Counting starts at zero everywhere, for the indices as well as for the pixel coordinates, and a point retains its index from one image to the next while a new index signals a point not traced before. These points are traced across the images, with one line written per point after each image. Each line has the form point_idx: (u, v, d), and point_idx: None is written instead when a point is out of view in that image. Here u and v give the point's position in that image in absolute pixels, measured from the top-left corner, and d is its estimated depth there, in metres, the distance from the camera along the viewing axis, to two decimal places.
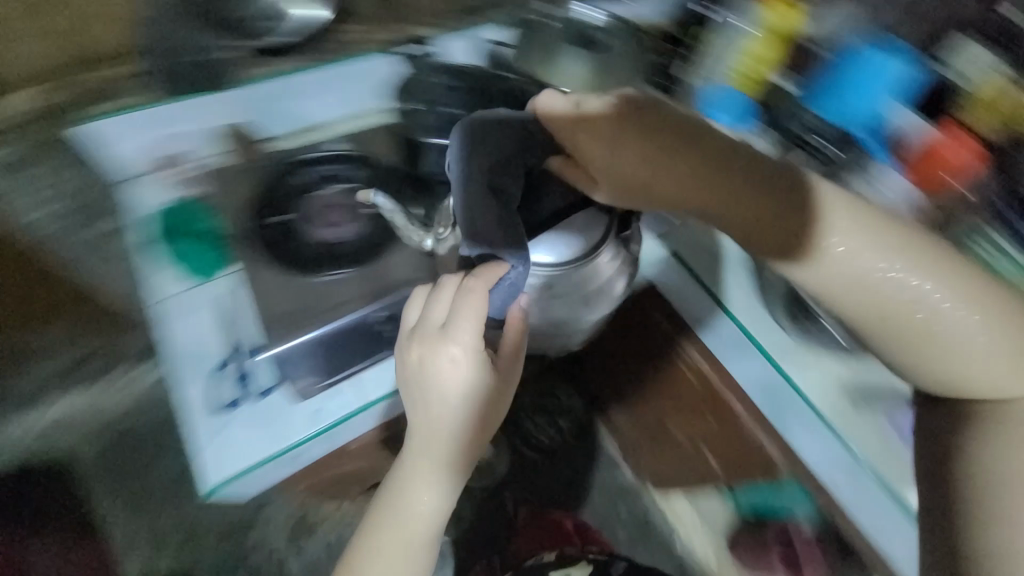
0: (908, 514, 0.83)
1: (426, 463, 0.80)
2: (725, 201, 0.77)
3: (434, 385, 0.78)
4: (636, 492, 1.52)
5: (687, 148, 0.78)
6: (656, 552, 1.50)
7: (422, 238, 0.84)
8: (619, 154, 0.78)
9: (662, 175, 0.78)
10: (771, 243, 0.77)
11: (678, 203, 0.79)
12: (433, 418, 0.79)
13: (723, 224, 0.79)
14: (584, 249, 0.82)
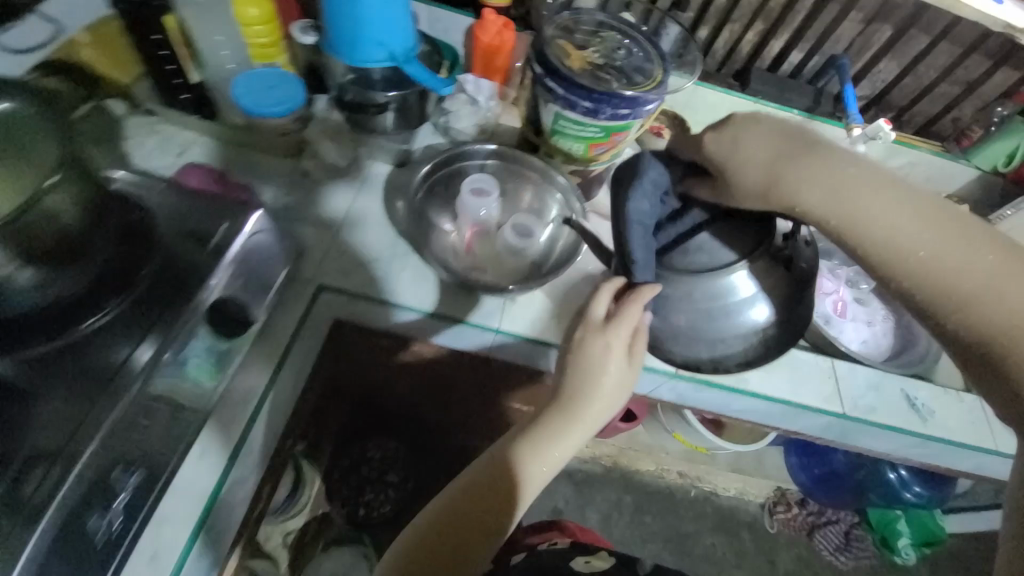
0: (915, 411, 0.77)
1: (479, 511, 0.56)
2: (955, 236, 0.50)
3: (591, 371, 0.60)
4: (583, 507, 1.43)
5: (874, 175, 0.54)
6: (605, 493, 1.45)
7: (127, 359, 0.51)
8: (843, 161, 0.55)
9: (881, 197, 0.53)
10: (949, 272, 0.49)
11: (901, 250, 0.51)
12: (556, 416, 0.59)
13: (946, 266, 0.50)
14: (735, 249, 0.65)
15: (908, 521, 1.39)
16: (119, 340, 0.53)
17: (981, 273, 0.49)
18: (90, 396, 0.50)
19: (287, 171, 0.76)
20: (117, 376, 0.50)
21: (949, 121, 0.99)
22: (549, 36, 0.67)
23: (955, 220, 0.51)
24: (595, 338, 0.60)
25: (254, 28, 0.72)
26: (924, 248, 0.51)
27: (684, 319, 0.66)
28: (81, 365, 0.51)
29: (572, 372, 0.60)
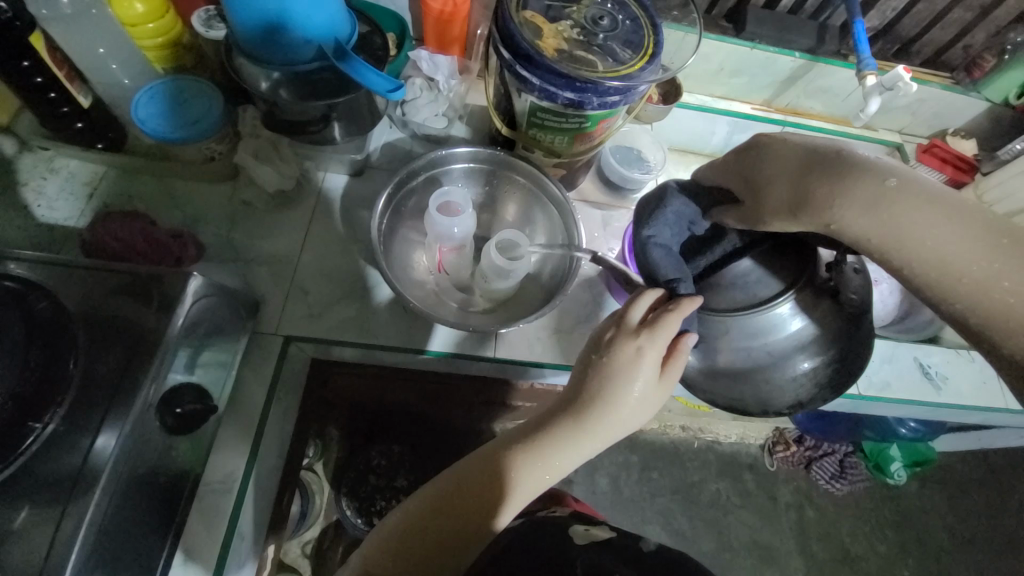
0: (929, 380, 0.75)
1: (445, 520, 0.46)
2: (1021, 262, 0.39)
3: (614, 377, 0.48)
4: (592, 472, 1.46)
5: (918, 188, 0.42)
6: (612, 456, 1.48)
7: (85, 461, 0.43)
8: (881, 172, 0.44)
9: (928, 214, 0.41)
10: (1006, 303, 0.38)
11: (942, 275, 0.41)
12: (563, 430, 0.48)
13: (1002, 296, 0.38)
14: (781, 277, 0.54)
15: (898, 446, 1.45)
16: (71, 443, 0.43)
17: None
18: (57, 508, 0.42)
19: (223, 201, 0.66)
20: (81, 476, 0.42)
21: (960, 49, 0.88)
22: (513, 8, 0.55)
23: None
24: (626, 341, 0.49)
25: (142, 27, 0.59)
26: (977, 268, 0.40)
27: (726, 359, 0.54)
28: (28, 486, 0.42)
29: (597, 369, 0.49)
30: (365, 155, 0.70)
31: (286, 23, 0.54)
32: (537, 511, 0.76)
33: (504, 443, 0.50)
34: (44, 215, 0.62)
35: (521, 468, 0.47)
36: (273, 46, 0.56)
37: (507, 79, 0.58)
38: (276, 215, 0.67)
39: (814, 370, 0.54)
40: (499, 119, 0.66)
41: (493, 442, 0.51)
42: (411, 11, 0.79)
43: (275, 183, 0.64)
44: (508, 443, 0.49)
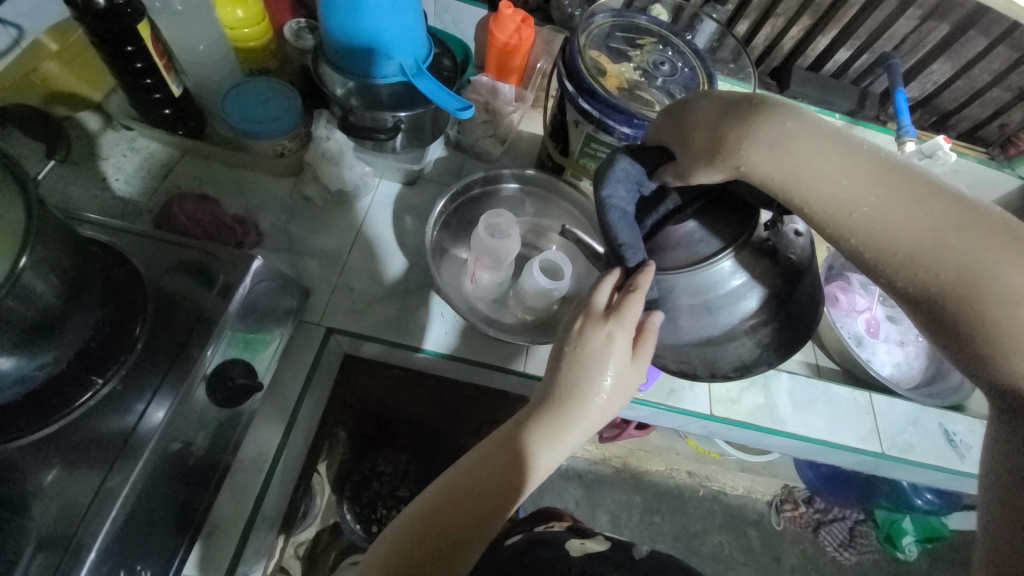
0: (953, 447, 0.74)
1: (444, 527, 0.46)
2: (904, 193, 0.41)
3: (587, 366, 0.48)
4: (594, 507, 1.43)
5: (815, 131, 0.43)
6: (615, 494, 1.45)
7: (135, 423, 0.46)
8: (780, 116, 0.44)
9: (826, 154, 0.43)
10: (895, 235, 0.42)
11: (840, 212, 0.43)
12: (543, 422, 0.48)
13: (888, 227, 0.42)
14: (721, 238, 0.48)
15: (912, 519, 1.39)
16: (123, 405, 0.46)
17: (926, 227, 0.41)
18: (103, 466, 0.44)
19: (285, 194, 0.70)
20: (128, 442, 0.45)
21: (998, 126, 0.91)
22: (581, 47, 0.59)
23: (905, 174, 0.42)
24: (597, 328, 0.48)
25: (240, 31, 0.66)
26: (869, 200, 0.42)
27: (689, 320, 0.50)
28: (81, 440, 0.45)
29: (566, 360, 0.49)
30: (420, 166, 0.74)
31: (375, 41, 0.59)
32: (535, 527, 0.74)
33: (491, 442, 0.49)
34: (122, 188, 0.66)
35: (504, 467, 0.47)
36: (361, 58, 0.60)
37: (569, 107, 0.61)
38: (332, 213, 0.70)
39: (756, 328, 0.50)
40: (552, 145, 0.70)
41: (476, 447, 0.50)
42: (475, 40, 0.85)
43: (338, 182, 0.68)
44: (497, 442, 0.49)
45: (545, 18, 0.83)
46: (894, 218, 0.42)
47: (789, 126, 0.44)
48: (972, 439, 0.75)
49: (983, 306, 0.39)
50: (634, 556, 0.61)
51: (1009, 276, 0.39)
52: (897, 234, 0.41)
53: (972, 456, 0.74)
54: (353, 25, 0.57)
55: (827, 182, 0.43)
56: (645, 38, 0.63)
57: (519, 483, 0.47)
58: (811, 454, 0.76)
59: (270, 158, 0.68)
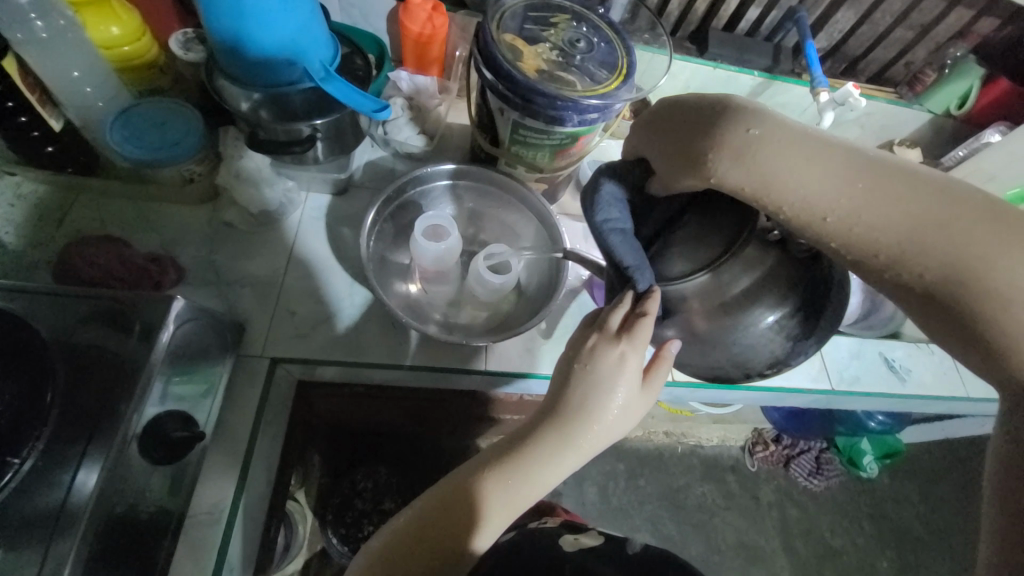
0: (893, 372, 0.80)
1: (440, 536, 0.45)
2: (881, 192, 0.39)
3: (599, 390, 0.47)
4: (580, 481, 1.46)
5: (784, 136, 0.40)
6: (599, 465, 1.49)
7: (66, 493, 0.41)
8: (743, 123, 0.41)
9: (797, 159, 0.40)
10: (879, 236, 0.39)
11: (816, 218, 0.40)
12: (550, 441, 0.46)
13: (868, 228, 0.39)
14: (718, 243, 0.42)
15: (869, 439, 1.50)
16: (49, 480, 0.41)
17: (906, 224, 0.38)
18: (37, 547, 0.40)
19: (203, 223, 0.65)
20: (62, 517, 0.40)
21: (902, 66, 0.97)
22: (494, 32, 0.57)
23: (883, 173, 0.39)
24: (609, 349, 0.46)
25: (119, 50, 0.60)
26: (846, 201, 0.39)
27: (705, 321, 0.44)
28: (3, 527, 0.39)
29: (577, 382, 0.47)
30: (348, 174, 0.70)
31: (275, 49, 0.54)
32: (529, 523, 0.74)
33: (479, 461, 0.49)
34: (13, 241, 0.60)
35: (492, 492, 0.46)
36: (261, 68, 0.56)
37: (491, 96, 0.59)
38: (258, 236, 0.66)
39: (781, 323, 0.44)
40: (481, 136, 0.68)
41: (476, 457, 0.49)
42: (389, 33, 0.81)
43: (258, 203, 0.64)
44: (498, 457, 0.48)
45: (459, 4, 0.80)
46: (876, 218, 0.39)
47: (757, 134, 0.40)
48: (908, 362, 0.82)
49: (979, 298, 0.37)
50: (627, 551, 0.63)
51: (1001, 267, 0.37)
52: (885, 234, 0.39)
53: (909, 377, 0.80)
54: (244, 31, 0.52)
55: (802, 189, 0.40)
56: (558, 16, 0.62)
57: (507, 508, 0.47)
58: (770, 401, 0.80)
59: (174, 186, 0.64)
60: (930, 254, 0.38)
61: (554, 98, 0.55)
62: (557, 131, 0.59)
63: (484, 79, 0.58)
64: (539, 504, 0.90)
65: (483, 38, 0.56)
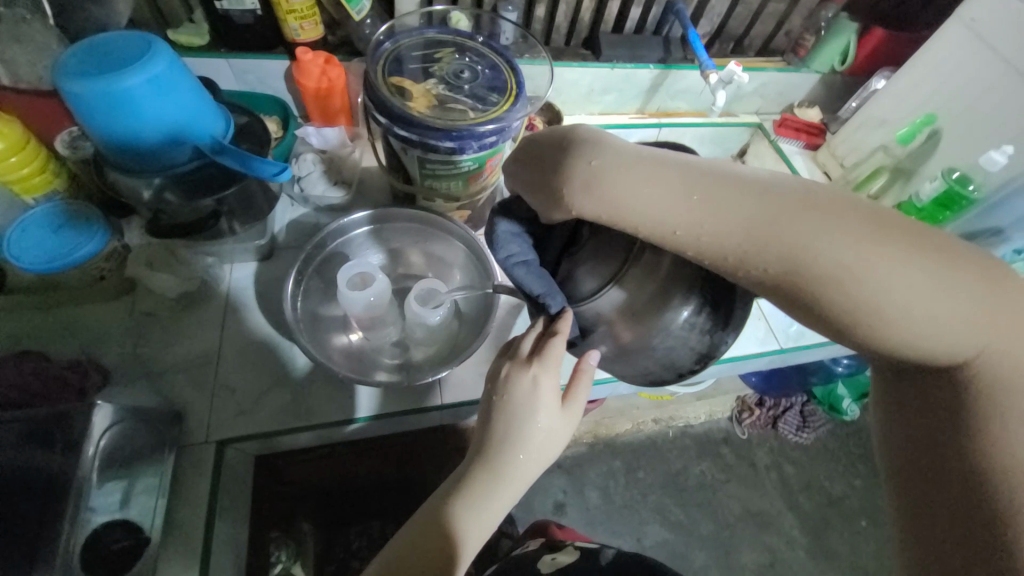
0: None
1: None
2: (717, 198, 0.39)
3: (523, 412, 0.50)
4: (581, 487, 1.45)
5: (623, 159, 0.41)
6: (597, 467, 1.48)
7: None
8: (581, 155, 0.42)
9: (633, 181, 0.40)
10: (724, 240, 0.39)
11: (666, 232, 0.40)
12: (486, 475, 0.49)
13: (709, 235, 0.39)
14: (615, 258, 0.47)
15: (845, 383, 1.55)
16: None
17: (744, 228, 0.39)
18: None
19: (123, 318, 0.63)
20: None
21: (784, 35, 1.03)
22: (378, 78, 0.59)
23: (718, 180, 0.40)
24: (522, 373, 0.50)
25: (5, 161, 0.58)
26: (688, 212, 0.39)
27: (629, 332, 0.47)
28: None
29: (499, 410, 0.50)
30: (269, 238, 0.69)
31: (161, 130, 0.54)
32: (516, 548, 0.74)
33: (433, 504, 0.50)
34: None
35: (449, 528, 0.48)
36: (151, 152, 0.55)
37: (391, 139, 0.61)
38: (184, 318, 0.64)
39: (693, 319, 0.45)
40: (394, 178, 0.69)
41: (431, 498, 0.51)
42: (289, 92, 0.81)
43: (176, 286, 0.62)
44: (441, 502, 0.49)
45: (352, 51, 0.81)
46: (716, 224, 0.39)
47: (598, 161, 0.41)
48: None
49: (821, 289, 0.37)
50: (601, 563, 0.63)
51: (832, 251, 0.37)
52: (728, 239, 0.39)
53: None
54: (124, 119, 0.52)
55: (644, 208, 0.40)
56: (442, 51, 0.64)
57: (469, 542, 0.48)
58: (729, 371, 0.83)
59: (83, 288, 0.62)
60: (770, 252, 0.38)
61: (447, 130, 0.57)
62: (461, 160, 0.61)
63: (381, 124, 0.59)
64: (535, 523, 0.89)
65: (370, 86, 0.58)
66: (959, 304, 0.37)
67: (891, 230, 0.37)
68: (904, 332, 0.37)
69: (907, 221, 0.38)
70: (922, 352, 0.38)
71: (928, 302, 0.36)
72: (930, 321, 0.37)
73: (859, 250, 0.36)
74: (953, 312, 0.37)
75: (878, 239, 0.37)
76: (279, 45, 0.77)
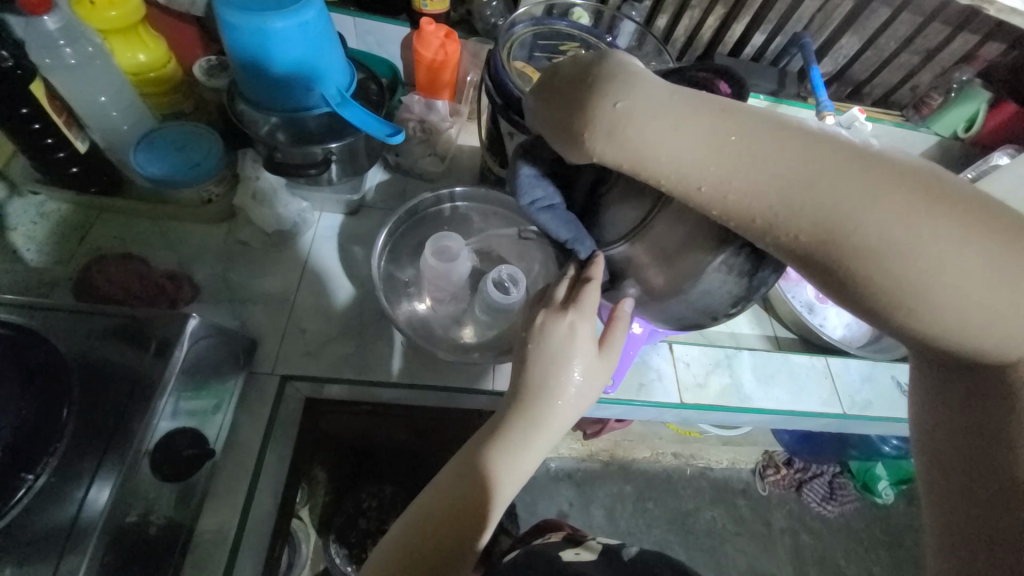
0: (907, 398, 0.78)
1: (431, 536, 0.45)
2: (750, 153, 0.34)
3: (558, 358, 0.49)
4: (587, 503, 1.43)
5: (649, 101, 0.36)
6: (607, 487, 1.46)
7: (80, 503, 0.41)
8: (604, 94, 0.37)
9: (658, 119, 0.35)
10: (756, 201, 0.34)
11: (689, 187, 0.36)
12: (519, 424, 0.48)
13: (737, 193, 0.34)
14: (648, 195, 0.44)
15: (885, 465, 1.46)
16: (62, 494, 0.41)
17: (778, 188, 0.34)
18: (46, 564, 0.40)
19: (217, 241, 0.67)
20: (72, 533, 0.41)
21: (908, 90, 0.97)
22: (503, 60, 0.59)
23: (754, 131, 0.35)
24: (557, 320, 0.49)
25: (145, 75, 0.63)
26: (717, 166, 0.35)
27: (660, 276, 0.43)
28: (16, 539, 0.39)
29: (532, 356, 0.49)
30: (360, 195, 0.72)
31: (290, 70, 0.56)
32: (534, 539, 0.76)
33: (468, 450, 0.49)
34: (37, 258, 0.61)
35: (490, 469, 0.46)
36: (278, 89, 0.58)
37: (501, 121, 0.61)
38: (272, 253, 0.67)
39: (730, 262, 0.38)
40: (492, 159, 0.70)
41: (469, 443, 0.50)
42: (402, 59, 0.83)
43: (273, 223, 0.65)
44: (476, 445, 0.49)
45: (470, 30, 0.82)
46: (747, 181, 0.34)
47: (622, 102, 0.36)
48: None
49: (857, 266, 0.33)
50: (622, 558, 0.64)
51: (872, 217, 0.32)
52: (758, 200, 0.34)
53: None
54: (264, 55, 0.54)
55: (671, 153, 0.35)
56: (568, 44, 0.64)
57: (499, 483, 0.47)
58: (779, 425, 0.79)
59: (189, 208, 0.66)
60: (807, 220, 0.33)
61: None
62: None
63: (494, 105, 0.60)
64: (546, 525, 0.89)
65: (492, 66, 0.59)
66: (1012, 289, 0.31)
67: (938, 193, 0.32)
68: (942, 315, 0.32)
69: (955, 187, 0.32)
70: (963, 339, 0.33)
71: (971, 281, 0.31)
72: (975, 305, 0.32)
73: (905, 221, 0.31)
74: (1003, 296, 0.31)
75: (922, 202, 0.32)
76: (403, 12, 0.79)
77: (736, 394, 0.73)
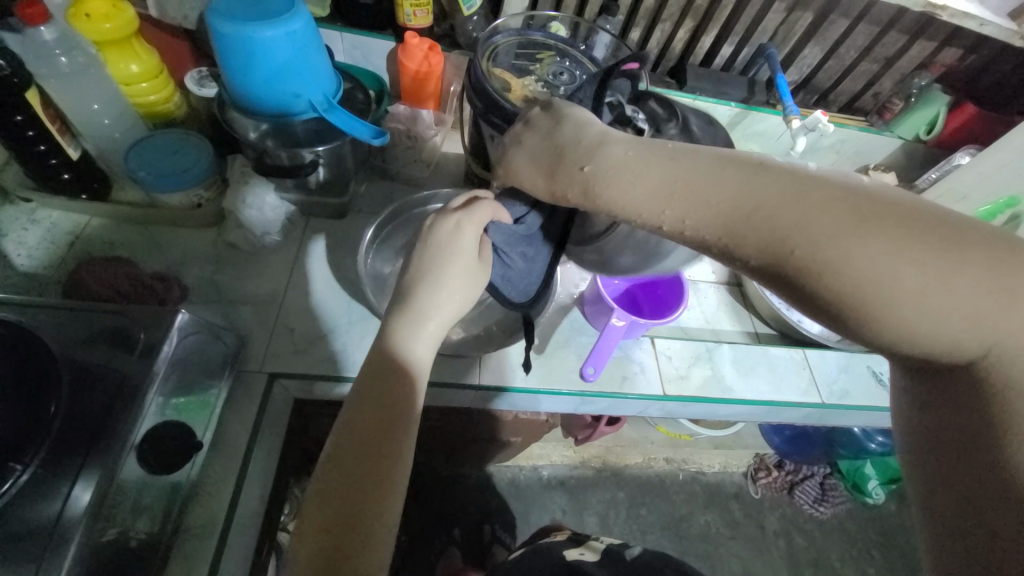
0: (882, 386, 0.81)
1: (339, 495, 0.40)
2: (709, 190, 0.36)
3: (441, 257, 0.48)
4: (580, 509, 1.43)
5: (612, 153, 0.39)
6: (600, 493, 1.46)
7: (64, 500, 0.42)
8: (576, 158, 0.40)
9: (616, 171, 0.38)
10: (715, 231, 0.36)
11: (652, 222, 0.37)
12: (412, 319, 0.46)
13: (694, 227, 0.36)
14: None
15: (873, 464, 1.47)
16: (46, 490, 0.41)
17: (736, 220, 0.35)
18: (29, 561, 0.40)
19: (206, 245, 0.69)
20: (56, 529, 0.41)
21: (871, 96, 1.02)
22: (482, 67, 0.62)
23: (718, 168, 0.36)
24: (445, 218, 0.48)
25: (138, 85, 0.65)
26: (677, 204, 0.36)
27: None
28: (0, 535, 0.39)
29: (417, 253, 0.48)
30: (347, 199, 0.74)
31: (277, 76, 0.58)
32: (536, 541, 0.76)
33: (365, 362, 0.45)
34: (26, 263, 0.62)
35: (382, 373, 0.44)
36: (267, 95, 0.60)
37: (482, 124, 0.63)
38: (260, 256, 0.69)
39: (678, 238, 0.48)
40: (474, 160, 0.72)
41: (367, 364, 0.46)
42: (387, 71, 0.87)
43: (261, 226, 0.67)
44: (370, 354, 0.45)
45: (453, 44, 0.86)
46: (703, 213, 0.36)
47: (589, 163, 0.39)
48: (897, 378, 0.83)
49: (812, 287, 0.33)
50: (625, 557, 0.64)
51: (810, 239, 0.32)
52: (713, 229, 0.36)
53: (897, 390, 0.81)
54: (250, 60, 0.56)
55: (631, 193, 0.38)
56: (544, 52, 0.68)
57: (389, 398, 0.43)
58: (760, 418, 0.81)
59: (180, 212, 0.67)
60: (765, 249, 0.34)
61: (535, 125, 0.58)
62: None
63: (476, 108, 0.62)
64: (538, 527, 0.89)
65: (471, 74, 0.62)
66: (961, 303, 0.30)
67: (878, 216, 0.32)
68: (899, 327, 0.31)
69: (922, 217, 0.32)
70: (916, 352, 0.33)
71: (918, 296, 0.30)
72: (925, 319, 0.31)
73: (862, 251, 0.31)
74: (955, 309, 0.30)
75: (861, 224, 0.31)
76: (389, 27, 0.83)
77: (716, 386, 0.75)
